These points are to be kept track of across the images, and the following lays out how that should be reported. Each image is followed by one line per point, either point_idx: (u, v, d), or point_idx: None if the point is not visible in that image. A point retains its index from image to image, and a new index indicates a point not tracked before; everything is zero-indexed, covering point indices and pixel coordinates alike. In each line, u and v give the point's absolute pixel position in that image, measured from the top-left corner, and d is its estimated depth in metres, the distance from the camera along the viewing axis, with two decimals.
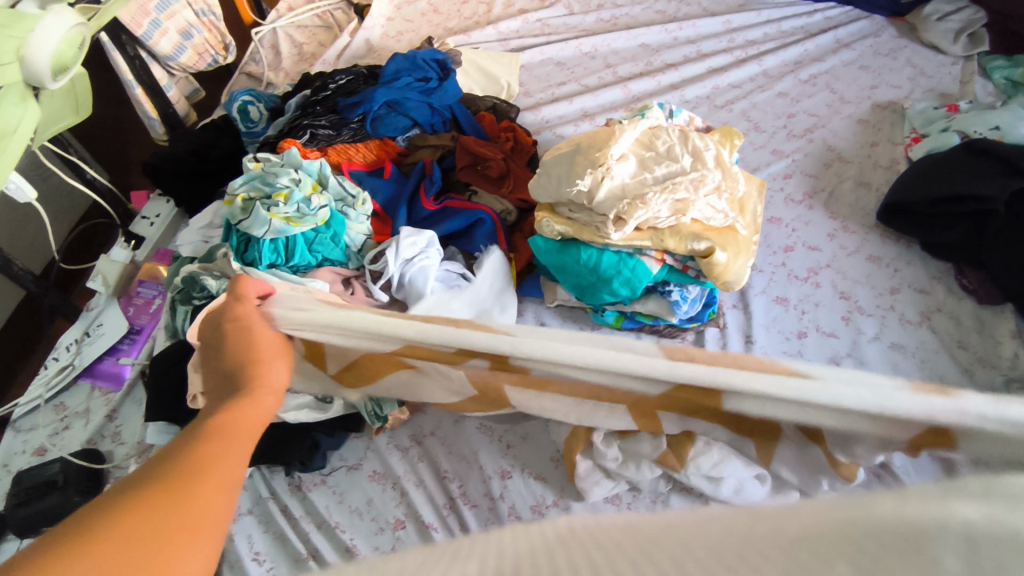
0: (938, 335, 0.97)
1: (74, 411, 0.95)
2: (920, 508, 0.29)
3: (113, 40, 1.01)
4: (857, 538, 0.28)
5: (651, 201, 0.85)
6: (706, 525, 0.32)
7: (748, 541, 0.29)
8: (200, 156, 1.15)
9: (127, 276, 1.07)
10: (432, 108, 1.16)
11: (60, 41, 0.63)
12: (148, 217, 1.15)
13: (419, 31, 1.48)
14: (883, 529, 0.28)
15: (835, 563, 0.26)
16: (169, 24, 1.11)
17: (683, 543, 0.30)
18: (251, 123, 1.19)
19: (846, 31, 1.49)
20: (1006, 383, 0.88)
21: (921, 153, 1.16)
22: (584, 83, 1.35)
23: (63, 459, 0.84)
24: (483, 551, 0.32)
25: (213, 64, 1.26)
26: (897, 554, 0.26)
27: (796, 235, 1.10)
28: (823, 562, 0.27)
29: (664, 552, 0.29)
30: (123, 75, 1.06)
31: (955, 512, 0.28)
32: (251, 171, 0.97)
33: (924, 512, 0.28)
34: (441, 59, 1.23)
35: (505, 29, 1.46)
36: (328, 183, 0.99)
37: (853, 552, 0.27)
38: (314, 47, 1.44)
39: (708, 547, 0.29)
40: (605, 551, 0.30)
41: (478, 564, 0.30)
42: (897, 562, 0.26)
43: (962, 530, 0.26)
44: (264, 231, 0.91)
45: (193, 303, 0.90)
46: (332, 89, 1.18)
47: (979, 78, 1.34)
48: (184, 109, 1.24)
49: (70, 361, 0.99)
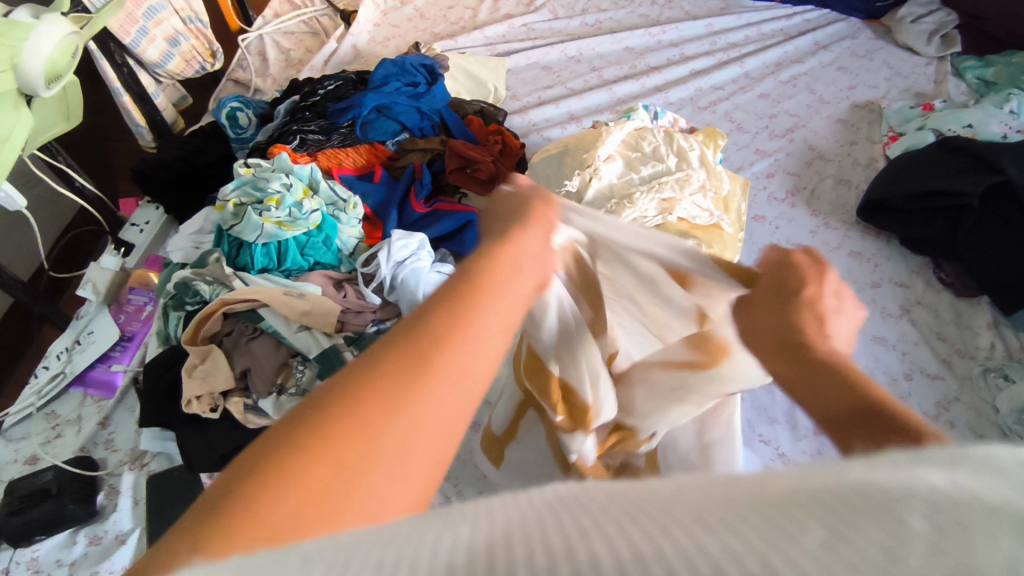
0: (918, 327, 1.00)
1: (66, 419, 0.95)
2: (892, 470, 0.24)
3: (101, 48, 1.01)
4: (824, 498, 0.24)
5: (638, 201, 0.86)
6: (691, 490, 0.27)
7: (727, 503, 0.25)
8: (190, 163, 1.15)
9: (117, 283, 1.07)
10: (420, 112, 1.17)
11: (53, 49, 0.63)
12: (138, 224, 1.14)
13: (406, 37, 1.49)
14: (857, 486, 0.24)
15: (806, 523, 0.22)
16: (156, 31, 1.11)
17: (668, 500, 0.26)
18: (240, 129, 1.19)
19: (824, 33, 1.52)
20: (983, 371, 0.91)
21: (898, 151, 1.19)
22: (570, 86, 1.38)
23: (57, 467, 0.84)
24: (467, 508, 0.27)
25: (200, 71, 1.26)
26: (870, 516, 0.22)
27: (780, 232, 1.13)
28: (797, 523, 0.22)
29: (647, 515, 0.25)
30: (110, 83, 1.06)
31: (923, 478, 0.23)
32: (242, 176, 0.98)
33: (888, 476, 0.24)
34: (429, 64, 1.24)
35: (491, 34, 1.48)
36: (319, 187, 1.00)
37: (821, 511, 0.23)
38: (301, 53, 1.45)
39: (689, 509, 0.25)
40: (591, 514, 0.26)
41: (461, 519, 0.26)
42: (866, 523, 0.21)
43: (929, 496, 0.22)
44: (256, 236, 0.92)
45: (186, 309, 0.90)
46: (321, 95, 1.19)
47: (952, 78, 1.38)
48: (172, 116, 1.24)
49: (62, 368, 0.98)
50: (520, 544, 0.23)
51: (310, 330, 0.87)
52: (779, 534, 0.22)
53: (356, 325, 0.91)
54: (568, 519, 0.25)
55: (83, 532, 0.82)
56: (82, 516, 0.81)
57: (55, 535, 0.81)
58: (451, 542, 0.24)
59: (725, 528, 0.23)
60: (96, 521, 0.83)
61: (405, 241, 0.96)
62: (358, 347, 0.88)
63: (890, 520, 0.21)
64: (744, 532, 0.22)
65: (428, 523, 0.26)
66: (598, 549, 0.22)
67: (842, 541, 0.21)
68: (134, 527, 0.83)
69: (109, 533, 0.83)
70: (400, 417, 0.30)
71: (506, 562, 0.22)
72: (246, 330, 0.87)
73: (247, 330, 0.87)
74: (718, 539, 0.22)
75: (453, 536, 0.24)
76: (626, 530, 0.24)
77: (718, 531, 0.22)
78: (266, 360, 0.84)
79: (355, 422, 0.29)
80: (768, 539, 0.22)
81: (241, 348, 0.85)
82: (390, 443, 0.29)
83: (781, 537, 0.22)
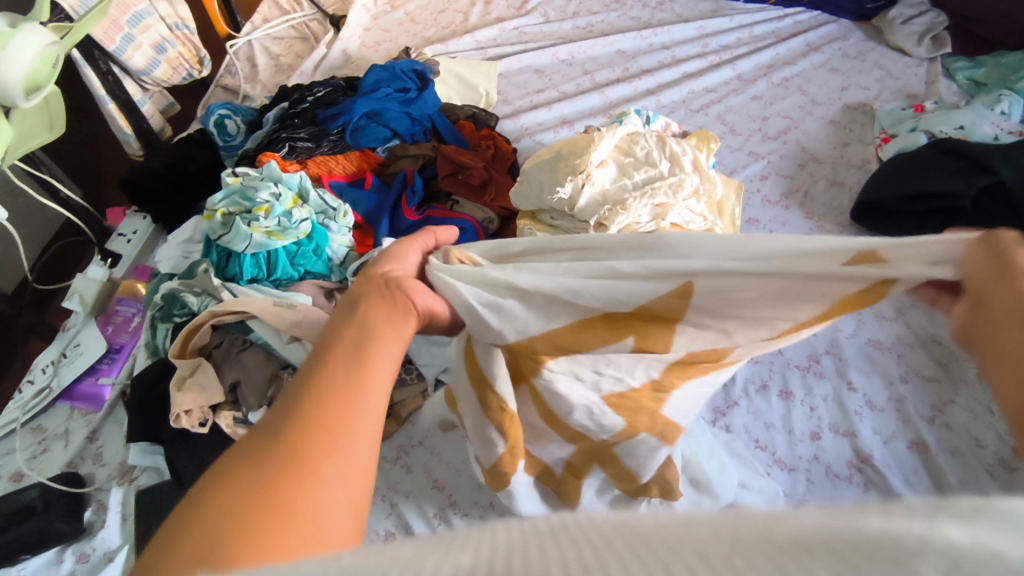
0: (913, 330, 1.00)
1: (53, 433, 0.93)
2: (909, 520, 0.25)
3: (85, 56, 1.00)
4: (834, 545, 0.24)
5: (631, 206, 0.85)
6: (698, 525, 0.28)
7: (730, 544, 0.26)
8: (178, 171, 1.14)
9: (104, 294, 1.05)
10: (411, 117, 1.16)
11: (32, 59, 0.62)
12: (125, 233, 1.13)
13: (397, 41, 1.48)
14: (871, 534, 0.24)
15: (813, 568, 0.23)
16: (142, 38, 1.10)
17: (671, 537, 0.27)
18: (229, 137, 1.18)
19: (815, 35, 1.52)
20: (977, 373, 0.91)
21: (891, 153, 1.19)
22: (562, 90, 1.37)
23: (42, 484, 0.82)
24: (474, 535, 0.29)
25: (188, 77, 1.25)
26: (882, 566, 0.23)
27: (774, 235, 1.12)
28: (803, 567, 0.23)
29: (653, 555, 0.25)
30: (95, 91, 1.05)
31: (941, 530, 0.24)
32: (230, 185, 0.96)
33: (905, 525, 0.25)
34: (420, 69, 1.23)
35: (482, 38, 1.47)
36: (309, 196, 0.99)
37: (832, 557, 0.24)
38: (291, 59, 1.43)
39: (695, 547, 0.26)
40: (596, 550, 0.26)
41: (473, 549, 0.27)
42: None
43: (945, 549, 0.23)
44: (245, 245, 0.91)
45: (174, 321, 0.89)
46: (311, 101, 1.18)
47: (943, 79, 1.38)
48: (160, 124, 1.22)
49: (47, 383, 0.97)
50: None
51: (301, 342, 0.84)
52: None
53: None
54: (569, 552, 0.26)
55: (71, 549, 0.80)
56: (69, 532, 0.80)
57: (42, 553, 0.79)
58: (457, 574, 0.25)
59: None
60: (84, 538, 0.82)
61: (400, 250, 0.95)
62: None
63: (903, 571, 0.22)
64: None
65: (435, 554, 0.27)
66: None
67: None
68: (122, 544, 0.81)
69: (97, 551, 0.81)
70: (312, 466, 0.36)
71: None
72: (236, 342, 0.86)
73: (237, 342, 0.86)
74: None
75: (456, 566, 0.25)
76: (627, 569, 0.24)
77: None
78: (255, 373, 0.83)
79: (288, 466, 0.35)
80: None
81: (231, 360, 0.84)
82: (324, 476, 0.36)
83: None
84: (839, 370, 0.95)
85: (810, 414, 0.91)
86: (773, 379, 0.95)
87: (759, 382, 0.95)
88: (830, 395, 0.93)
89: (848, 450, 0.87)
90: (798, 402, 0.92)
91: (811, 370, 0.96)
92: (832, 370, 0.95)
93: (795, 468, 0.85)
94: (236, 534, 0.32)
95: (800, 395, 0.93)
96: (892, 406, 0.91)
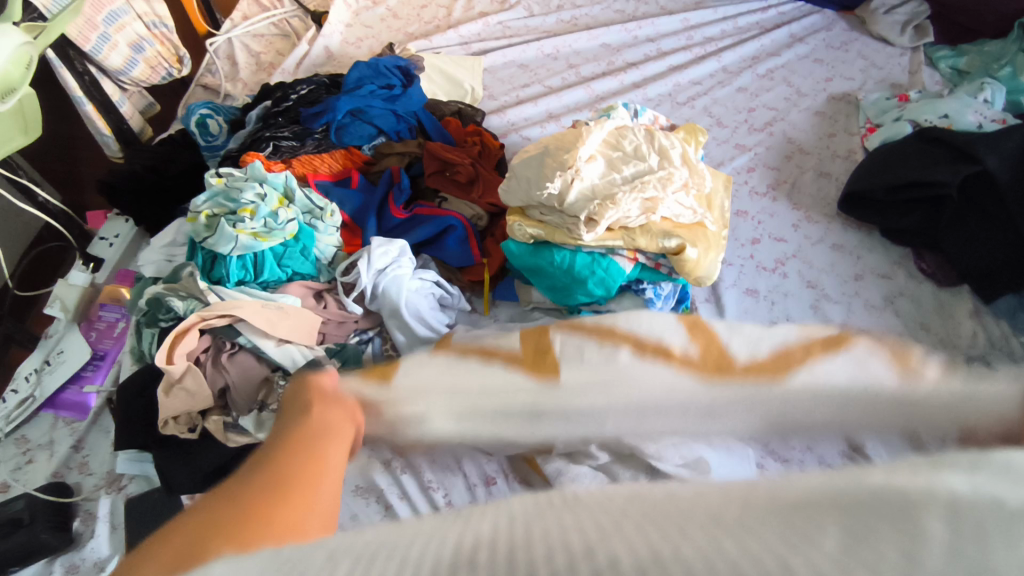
0: (902, 318, 1.00)
1: (38, 443, 0.91)
2: (915, 475, 0.31)
3: (60, 56, 0.98)
4: (842, 501, 0.29)
5: (620, 201, 0.84)
6: (717, 501, 0.31)
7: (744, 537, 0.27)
8: (159, 173, 1.12)
9: (87, 298, 1.03)
10: (396, 115, 1.14)
11: (6, 60, 0.61)
12: (108, 237, 1.11)
13: (379, 37, 1.46)
14: (880, 489, 0.30)
15: (824, 526, 0.28)
16: (119, 37, 1.08)
17: (684, 509, 0.30)
18: (211, 137, 1.16)
19: (799, 25, 1.53)
20: (966, 359, 0.89)
21: (876, 143, 1.20)
22: (547, 84, 1.36)
23: (29, 494, 0.81)
24: (491, 510, 0.32)
25: (168, 77, 1.22)
26: (889, 518, 0.28)
27: (763, 227, 1.13)
28: (816, 526, 0.28)
29: (667, 519, 0.29)
30: (72, 92, 1.03)
31: (945, 483, 0.29)
32: (215, 186, 0.94)
33: (909, 482, 0.30)
34: (404, 65, 1.21)
35: (465, 33, 1.46)
36: (295, 197, 0.97)
37: (838, 510, 0.29)
38: (271, 56, 1.41)
39: (705, 512, 0.30)
40: (612, 515, 0.30)
41: (492, 521, 0.30)
42: (885, 528, 0.27)
43: (949, 499, 0.28)
44: (231, 248, 0.89)
45: (160, 325, 0.87)
46: (294, 99, 1.16)
47: (926, 68, 1.39)
48: (140, 124, 1.20)
49: (30, 393, 0.94)
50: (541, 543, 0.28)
51: (290, 343, 0.84)
52: (797, 534, 0.27)
53: (337, 336, 0.90)
54: (585, 520, 0.30)
55: (60, 561, 0.79)
56: (57, 544, 0.78)
57: (31, 565, 0.78)
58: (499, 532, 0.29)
59: (749, 547, 0.27)
60: (74, 548, 0.80)
61: (394, 249, 0.94)
62: (341, 359, 0.86)
63: (910, 523, 0.27)
64: (762, 533, 0.28)
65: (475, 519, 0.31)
66: (617, 552, 0.27)
67: (857, 542, 0.27)
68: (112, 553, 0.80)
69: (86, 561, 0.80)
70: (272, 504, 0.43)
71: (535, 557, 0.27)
72: (224, 346, 0.85)
73: (225, 346, 0.85)
74: (735, 541, 0.27)
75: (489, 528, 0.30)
76: (644, 531, 0.28)
77: (738, 535, 0.28)
78: (247, 376, 0.83)
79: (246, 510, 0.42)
80: (782, 541, 0.27)
81: (220, 364, 0.83)
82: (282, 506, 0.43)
83: (800, 539, 0.27)
84: None
85: None
86: None
87: None
88: None
89: None
90: None
91: None
92: None
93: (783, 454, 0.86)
94: (240, 511, 0.41)
95: None
96: None
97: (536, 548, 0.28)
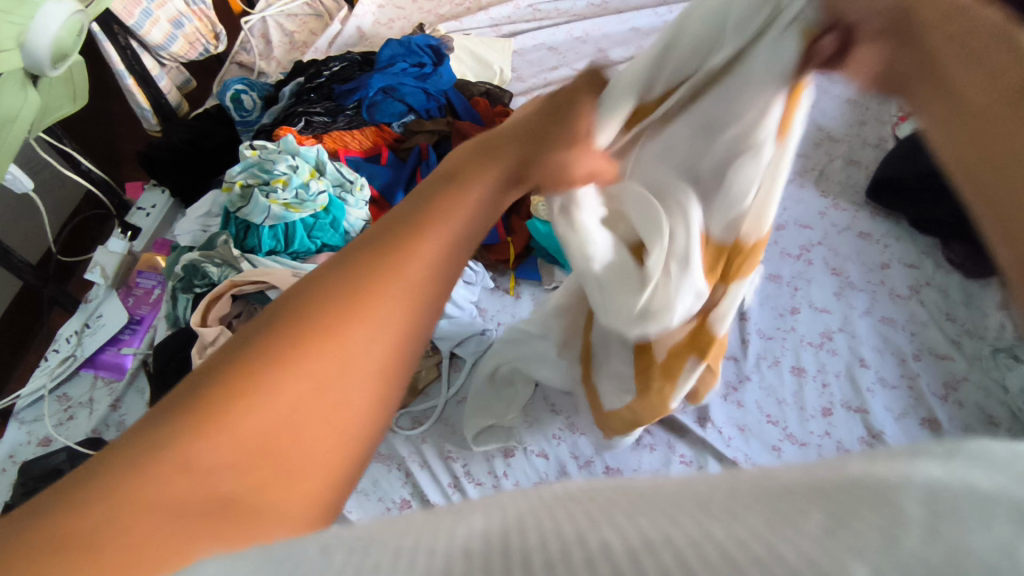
0: (927, 308, 0.99)
1: (78, 401, 0.96)
2: (889, 461, 0.24)
3: (104, 30, 1.01)
4: (825, 487, 0.23)
5: None
6: (715, 480, 0.26)
7: (736, 498, 0.24)
8: (195, 146, 1.15)
9: (125, 266, 1.07)
10: (427, 93, 1.16)
11: (60, 27, 0.64)
12: (145, 207, 1.14)
13: (410, 18, 1.47)
14: (854, 478, 0.23)
15: (808, 512, 0.22)
16: (160, 13, 1.10)
17: (672, 489, 0.26)
18: (245, 112, 1.19)
19: None
20: (992, 351, 0.91)
21: (908, 131, 1.18)
22: (575, 67, 1.36)
23: (69, 448, 0.85)
24: (482, 501, 0.26)
25: (204, 53, 1.25)
26: (862, 501, 0.21)
27: (788, 213, 1.12)
28: (801, 510, 0.22)
29: (655, 506, 0.24)
30: (115, 66, 1.06)
31: (919, 467, 0.23)
32: (249, 158, 0.98)
33: (886, 469, 0.23)
34: (436, 44, 1.22)
35: (495, 15, 1.46)
36: (326, 168, 1.00)
37: (823, 499, 0.22)
38: (305, 36, 1.44)
39: (695, 498, 0.24)
40: (602, 505, 0.24)
41: (488, 510, 0.25)
42: (862, 509, 0.21)
43: (925, 485, 0.21)
44: (263, 218, 0.93)
45: (194, 291, 0.91)
46: (327, 76, 1.18)
47: None
48: (177, 99, 1.23)
49: (72, 351, 0.99)
50: (533, 531, 0.22)
51: None
52: (782, 519, 0.21)
53: None
54: (580, 511, 0.24)
55: None
56: None
57: None
58: (466, 532, 0.23)
59: (732, 518, 0.22)
60: None
61: None
62: None
63: (888, 506, 0.21)
64: (750, 519, 0.22)
65: (439, 516, 0.25)
66: (609, 538, 0.21)
67: (840, 527, 0.20)
68: None
69: None
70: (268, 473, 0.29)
71: (521, 546, 0.21)
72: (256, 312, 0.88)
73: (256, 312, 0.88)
74: (722, 527, 0.21)
75: (468, 525, 0.23)
76: (634, 517, 0.23)
77: (725, 521, 0.22)
78: None
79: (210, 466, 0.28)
80: (768, 524, 0.21)
81: None
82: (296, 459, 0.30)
83: (782, 522, 0.21)
84: (851, 346, 0.95)
85: (822, 390, 0.91)
86: (785, 355, 0.95)
87: (771, 358, 0.95)
88: (843, 371, 0.93)
89: (858, 425, 0.88)
90: (810, 377, 0.93)
91: (823, 346, 0.96)
92: (845, 346, 0.96)
93: (798, 437, 0.87)
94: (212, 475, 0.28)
95: (811, 370, 0.93)
96: (905, 383, 0.91)
97: (530, 535, 0.22)
